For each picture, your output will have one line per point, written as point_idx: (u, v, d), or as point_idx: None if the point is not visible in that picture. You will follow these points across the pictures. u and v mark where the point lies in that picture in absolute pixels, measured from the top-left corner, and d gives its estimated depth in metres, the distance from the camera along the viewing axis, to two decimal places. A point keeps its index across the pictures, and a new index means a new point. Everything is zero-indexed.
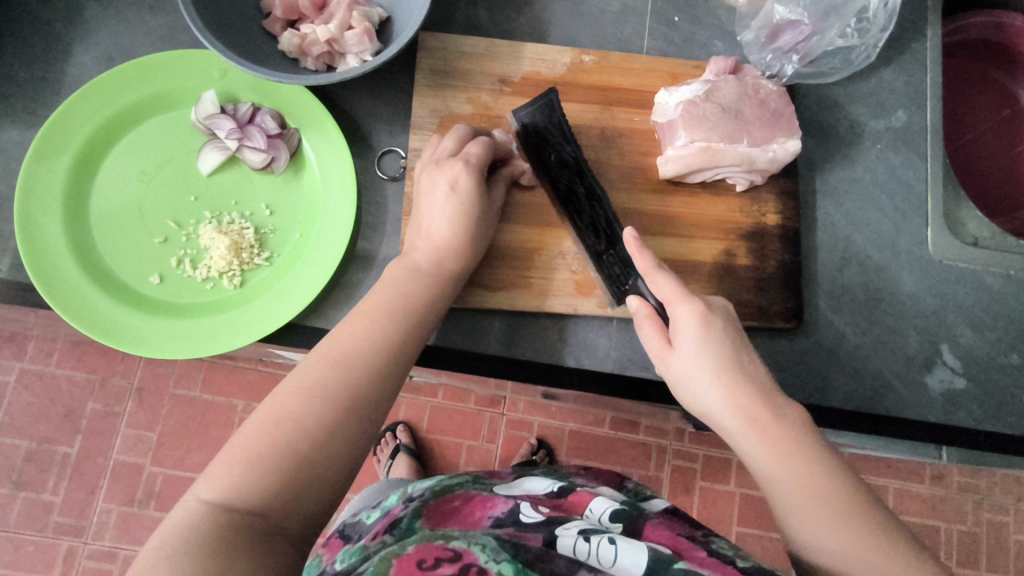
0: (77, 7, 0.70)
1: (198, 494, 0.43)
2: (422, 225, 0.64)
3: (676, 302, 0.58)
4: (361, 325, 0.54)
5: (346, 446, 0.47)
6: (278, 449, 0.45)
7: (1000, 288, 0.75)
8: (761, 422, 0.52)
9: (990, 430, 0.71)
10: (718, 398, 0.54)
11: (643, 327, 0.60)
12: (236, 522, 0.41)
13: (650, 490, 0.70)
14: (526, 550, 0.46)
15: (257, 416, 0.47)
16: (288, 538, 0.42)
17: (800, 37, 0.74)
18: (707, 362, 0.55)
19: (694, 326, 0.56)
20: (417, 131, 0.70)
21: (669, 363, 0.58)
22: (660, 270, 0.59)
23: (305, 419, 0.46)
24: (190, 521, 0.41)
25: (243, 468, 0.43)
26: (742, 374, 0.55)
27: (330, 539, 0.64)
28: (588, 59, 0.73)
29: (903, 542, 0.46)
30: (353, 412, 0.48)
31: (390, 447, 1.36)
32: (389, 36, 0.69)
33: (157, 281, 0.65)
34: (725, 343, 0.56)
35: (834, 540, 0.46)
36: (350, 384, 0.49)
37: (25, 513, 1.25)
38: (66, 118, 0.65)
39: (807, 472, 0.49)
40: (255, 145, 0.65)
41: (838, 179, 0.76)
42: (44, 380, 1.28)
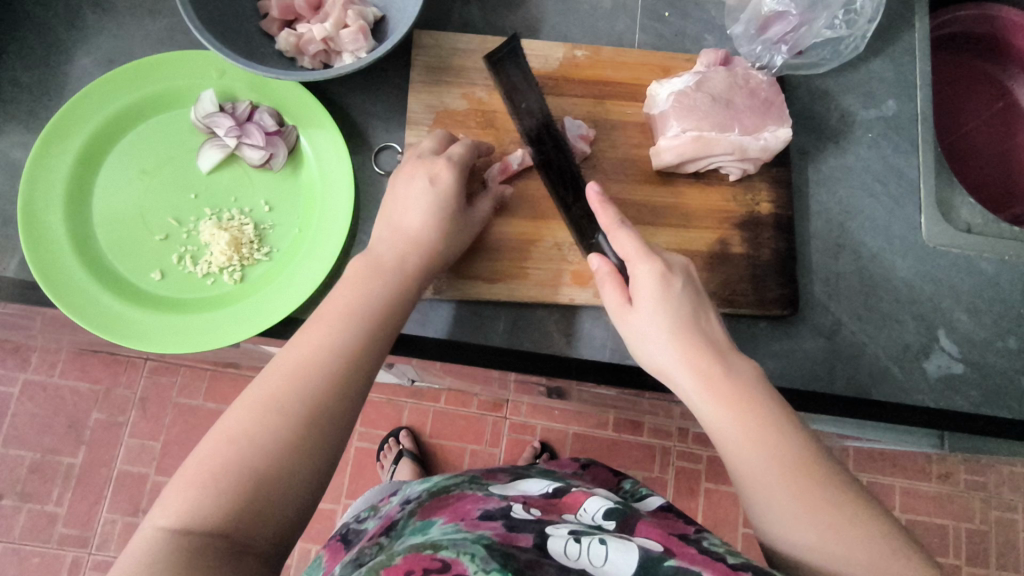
0: (79, 12, 0.72)
1: (156, 520, 0.43)
2: (393, 220, 0.62)
3: (637, 261, 0.58)
4: (317, 332, 0.53)
5: (314, 458, 0.47)
6: (238, 468, 0.45)
7: (995, 272, 0.76)
8: (718, 380, 0.53)
9: (989, 414, 0.71)
10: (674, 358, 0.55)
11: (604, 289, 0.60)
12: (198, 544, 0.41)
13: (646, 488, 0.70)
14: (516, 559, 0.46)
15: (210, 438, 0.47)
16: (255, 553, 0.43)
17: (789, 28, 0.74)
18: (666, 325, 0.56)
19: (654, 286, 0.57)
20: (413, 126, 0.71)
21: (629, 321, 0.58)
22: (624, 226, 0.59)
23: (261, 437, 0.47)
24: (150, 546, 0.41)
25: (198, 490, 0.44)
26: (700, 337, 0.55)
27: (330, 542, 0.65)
28: (580, 54, 0.74)
29: (852, 497, 0.47)
30: (314, 425, 0.49)
31: (392, 456, 1.32)
32: (383, 34, 0.70)
33: (158, 277, 0.66)
34: (684, 307, 0.56)
35: (781, 494, 0.48)
36: (312, 396, 0.49)
37: (29, 525, 1.25)
38: (70, 119, 0.66)
39: (757, 426, 0.50)
40: (254, 142, 0.66)
41: (830, 168, 0.77)
42: (47, 391, 1.29)
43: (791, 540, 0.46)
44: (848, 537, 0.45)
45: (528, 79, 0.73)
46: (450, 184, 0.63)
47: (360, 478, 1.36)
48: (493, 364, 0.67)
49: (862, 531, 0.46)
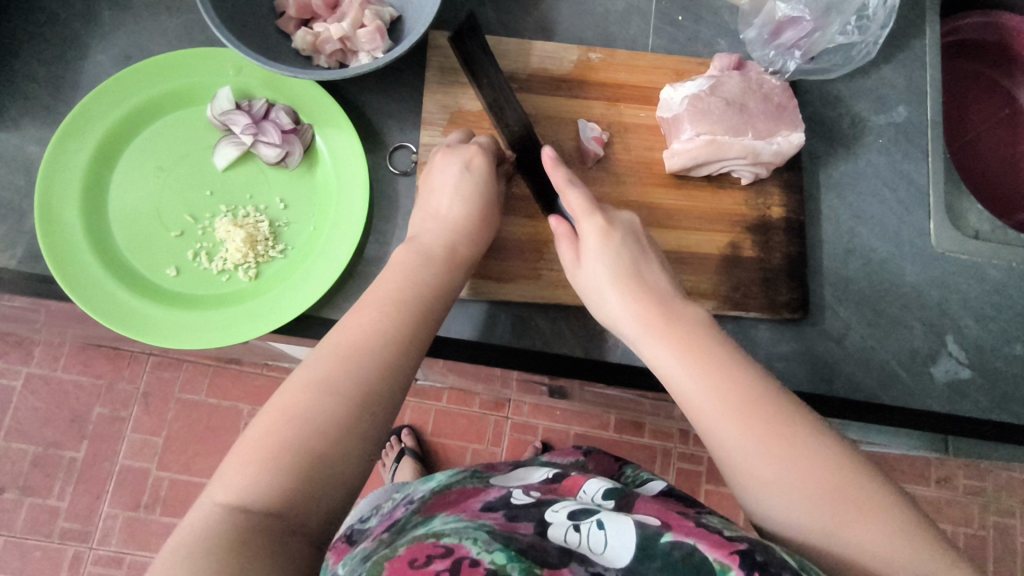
0: (96, 8, 0.72)
1: (213, 497, 0.43)
2: (432, 208, 0.64)
3: (581, 217, 0.60)
4: (366, 315, 0.53)
5: (361, 441, 0.47)
6: (290, 449, 0.45)
7: (1003, 278, 0.76)
8: (659, 322, 0.54)
9: (996, 419, 0.72)
10: (623, 305, 0.56)
11: (559, 248, 0.62)
12: (252, 523, 0.41)
13: (646, 473, 0.70)
14: (517, 540, 0.47)
15: (265, 415, 0.47)
16: (306, 535, 0.43)
17: (802, 34, 0.75)
18: (611, 275, 0.58)
19: (597, 239, 0.59)
20: (427, 126, 0.71)
21: (580, 278, 0.60)
22: (570, 184, 0.61)
23: (313, 419, 0.46)
24: (207, 523, 0.41)
25: (255, 468, 0.44)
26: (644, 284, 0.57)
27: (336, 545, 0.65)
28: (594, 57, 0.74)
29: (800, 425, 0.47)
30: (365, 409, 0.48)
31: (395, 451, 1.35)
32: (400, 35, 0.71)
33: (174, 273, 0.66)
34: (626, 257, 0.58)
35: (727, 430, 0.48)
36: (362, 378, 0.49)
37: (31, 518, 1.25)
38: (88, 115, 0.66)
39: (703, 360, 0.51)
40: (270, 140, 0.67)
41: (841, 173, 0.78)
42: (51, 385, 1.29)
43: (749, 466, 0.47)
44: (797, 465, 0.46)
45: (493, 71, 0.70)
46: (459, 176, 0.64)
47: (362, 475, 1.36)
48: (508, 364, 0.68)
49: (814, 456, 0.46)
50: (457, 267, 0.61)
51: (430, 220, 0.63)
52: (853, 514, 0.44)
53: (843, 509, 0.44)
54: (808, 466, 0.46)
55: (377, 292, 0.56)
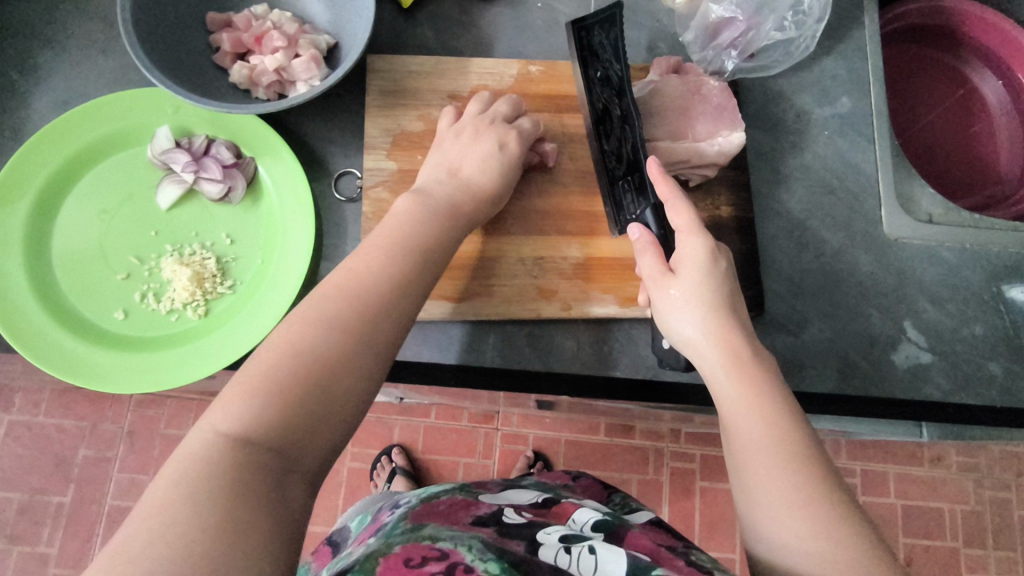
0: (31, 55, 0.72)
1: (213, 425, 0.42)
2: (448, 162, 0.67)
3: (687, 232, 0.58)
4: (372, 256, 0.56)
5: (358, 377, 0.48)
6: (292, 381, 0.46)
7: (957, 261, 0.77)
8: (745, 359, 0.53)
9: (959, 402, 0.72)
10: (705, 330, 0.55)
11: (641, 257, 0.60)
12: (255, 458, 0.41)
13: (636, 503, 0.71)
14: (512, 553, 0.47)
15: (269, 349, 0.47)
16: (303, 474, 0.43)
17: (738, 33, 0.76)
18: (702, 298, 0.56)
19: (700, 261, 0.57)
20: (370, 150, 0.71)
21: (660, 291, 0.58)
22: (683, 196, 0.59)
23: (313, 356, 0.47)
24: (207, 451, 0.41)
25: (258, 398, 0.44)
26: (735, 321, 0.55)
27: (320, 548, 0.67)
28: (535, 69, 0.75)
29: (848, 507, 0.47)
30: (366, 345, 0.50)
31: (386, 472, 1.31)
32: (337, 61, 0.71)
33: (121, 316, 0.66)
34: (725, 288, 0.57)
35: (779, 480, 0.47)
36: (366, 317, 0.51)
37: (21, 567, 1.23)
38: (26, 162, 0.66)
39: (773, 408, 0.50)
40: (211, 176, 0.66)
41: (789, 167, 0.78)
42: (33, 431, 1.28)
43: (778, 514, 0.47)
44: (834, 535, 0.45)
45: (614, 52, 0.67)
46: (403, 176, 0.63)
47: (354, 498, 1.35)
48: (472, 383, 0.68)
49: (860, 535, 0.45)
50: None
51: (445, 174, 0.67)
52: None
53: None
54: (848, 541, 0.45)
55: (377, 236, 0.58)
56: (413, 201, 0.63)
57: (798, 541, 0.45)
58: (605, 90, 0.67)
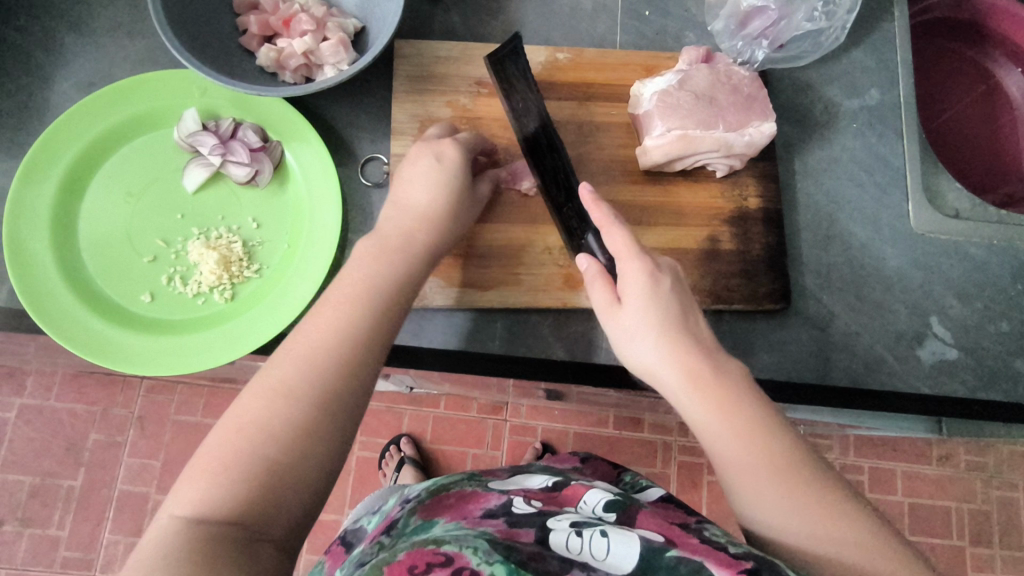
0: (56, 35, 0.71)
1: (171, 510, 0.42)
2: (403, 201, 0.62)
3: (626, 258, 0.57)
4: (323, 317, 0.52)
5: (322, 445, 0.46)
6: (249, 457, 0.44)
7: (984, 257, 0.76)
8: (703, 375, 0.51)
9: (984, 398, 0.72)
10: (662, 356, 0.53)
11: (593, 290, 0.59)
12: (214, 533, 0.41)
13: (646, 480, 0.69)
14: (518, 551, 0.45)
15: (222, 427, 0.46)
16: (271, 540, 0.42)
17: (769, 22, 0.75)
18: (653, 322, 0.54)
19: (643, 285, 0.56)
20: (397, 136, 0.71)
21: (615, 320, 0.57)
22: (617, 223, 0.58)
23: (278, 425, 0.46)
24: (164, 536, 0.40)
25: (209, 480, 0.43)
26: (689, 336, 0.54)
27: (332, 547, 0.63)
28: (562, 57, 0.74)
29: (836, 494, 0.47)
30: (326, 413, 0.48)
31: (394, 461, 1.33)
32: (365, 46, 0.70)
33: (148, 299, 0.66)
34: (673, 305, 0.56)
35: (765, 494, 0.46)
36: (322, 381, 0.48)
37: (32, 549, 1.24)
38: (55, 140, 0.66)
39: (741, 420, 0.49)
40: (239, 159, 0.66)
41: (816, 160, 0.77)
42: (45, 414, 1.28)
43: (779, 532, 0.45)
44: (832, 531, 0.45)
45: (527, 79, 0.70)
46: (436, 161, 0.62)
47: (362, 486, 1.36)
48: (489, 372, 0.67)
49: (854, 520, 0.45)
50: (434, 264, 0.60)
51: (391, 208, 0.62)
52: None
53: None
54: (844, 534, 0.44)
55: (349, 281, 0.55)
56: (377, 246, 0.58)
57: (802, 555, 0.44)
58: (529, 118, 0.69)
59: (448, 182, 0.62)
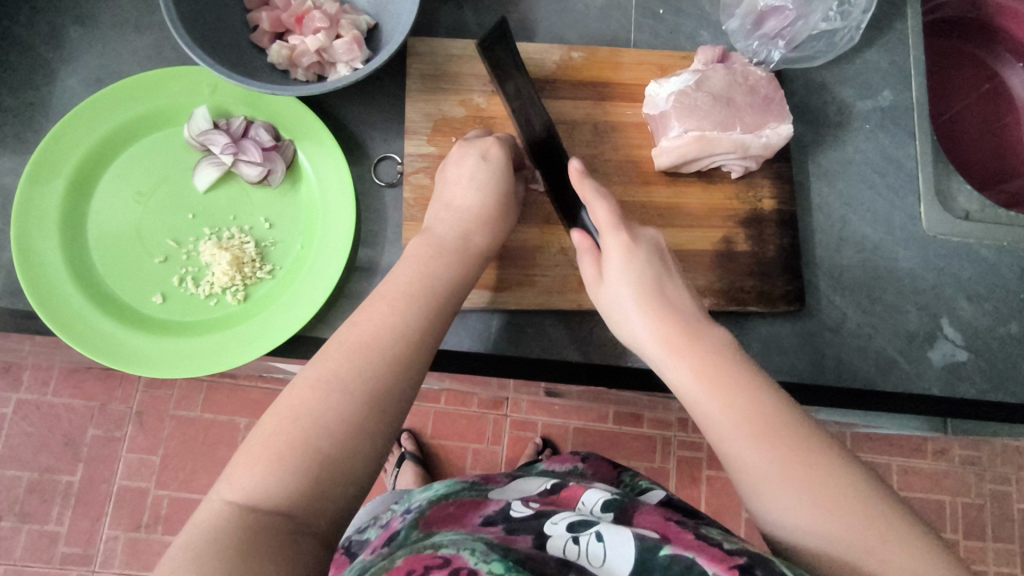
0: (61, 30, 0.70)
1: (222, 494, 0.42)
2: (448, 200, 0.63)
3: (606, 230, 0.59)
4: (379, 311, 0.52)
5: (369, 441, 0.46)
6: (298, 449, 0.43)
7: (995, 258, 0.76)
8: (682, 339, 0.52)
9: (993, 400, 0.72)
10: (644, 323, 0.54)
11: (581, 261, 0.62)
12: (261, 523, 0.40)
13: (647, 483, 0.69)
14: (515, 551, 0.45)
15: (277, 409, 0.46)
16: (314, 534, 0.41)
17: (785, 22, 0.75)
18: (631, 289, 0.56)
19: (621, 253, 0.58)
20: (410, 136, 0.70)
21: (602, 293, 0.59)
22: (598, 195, 0.60)
23: (327, 417, 0.45)
24: (216, 521, 0.40)
25: (262, 466, 0.42)
26: (668, 303, 0.55)
27: (338, 556, 0.63)
28: (576, 55, 0.73)
29: (825, 449, 0.44)
30: (374, 408, 0.47)
31: (395, 455, 1.34)
32: (378, 43, 0.69)
33: (160, 300, 0.65)
34: (650, 271, 0.57)
35: (746, 448, 0.45)
36: (369, 378, 0.48)
37: (31, 545, 1.23)
38: (62, 140, 0.64)
39: (721, 379, 0.48)
40: (251, 158, 0.65)
41: (830, 161, 0.77)
42: (42, 410, 1.27)
43: (764, 486, 0.44)
44: (820, 487, 0.42)
45: (529, 100, 0.69)
46: (482, 159, 0.64)
47: None
48: (502, 373, 0.67)
49: (842, 474, 0.43)
50: None
51: (443, 211, 0.63)
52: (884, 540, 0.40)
53: (874, 533, 0.40)
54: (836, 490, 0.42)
55: (398, 281, 0.55)
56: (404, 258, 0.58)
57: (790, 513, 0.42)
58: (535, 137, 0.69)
59: (493, 174, 0.63)
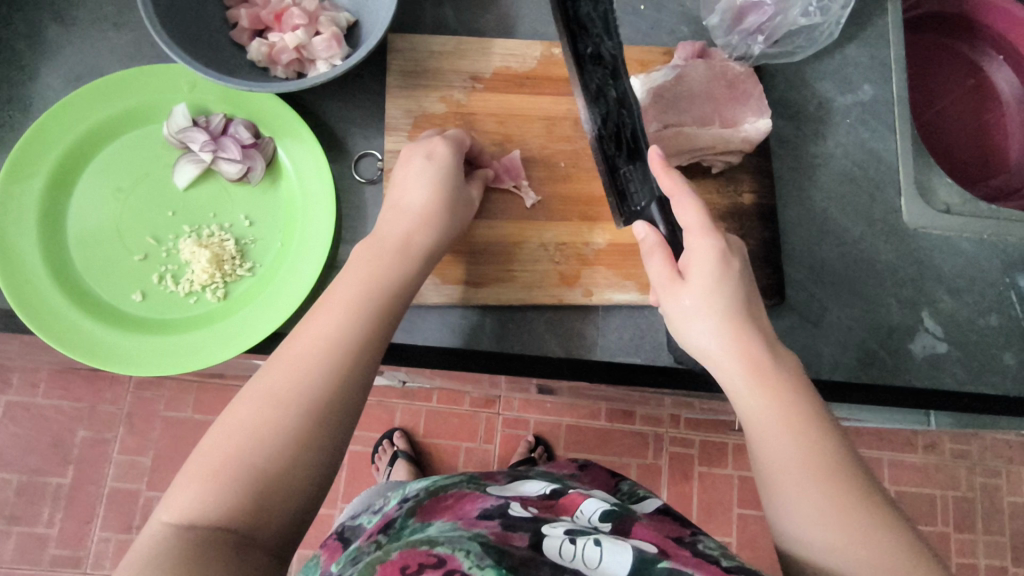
0: (40, 28, 0.69)
1: (160, 515, 0.42)
2: (395, 200, 0.62)
3: (694, 235, 0.55)
4: (316, 323, 0.52)
5: (311, 450, 0.46)
6: (237, 464, 0.44)
7: (974, 251, 0.77)
8: (766, 368, 0.51)
9: (973, 391, 0.73)
10: (719, 342, 0.53)
11: (649, 262, 0.58)
12: (201, 538, 0.40)
13: (644, 490, 0.68)
14: (510, 556, 0.44)
15: (214, 430, 0.46)
16: (259, 546, 0.42)
17: (764, 18, 0.75)
18: (715, 307, 0.53)
19: (710, 267, 0.54)
20: (392, 132, 0.70)
21: (672, 302, 0.56)
22: (688, 193, 0.55)
23: (267, 430, 0.45)
24: (154, 541, 0.40)
25: (200, 485, 0.43)
26: (753, 326, 0.53)
27: (327, 542, 0.62)
28: (558, 51, 0.74)
29: (883, 512, 0.45)
30: (317, 416, 0.47)
31: (388, 455, 1.33)
32: (357, 40, 0.69)
33: (139, 298, 0.65)
34: (739, 294, 0.54)
35: (807, 486, 0.46)
36: (310, 387, 0.48)
37: (21, 548, 1.23)
38: (40, 138, 0.64)
39: (795, 415, 0.49)
40: (230, 156, 0.65)
41: (810, 155, 0.78)
42: (31, 412, 1.27)
43: (817, 530, 0.44)
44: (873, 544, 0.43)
45: (604, 24, 0.62)
46: (427, 159, 0.63)
47: (355, 480, 1.36)
48: (490, 368, 0.67)
49: (894, 538, 0.44)
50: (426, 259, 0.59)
51: (389, 212, 0.62)
52: None
53: None
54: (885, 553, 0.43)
55: (342, 288, 0.55)
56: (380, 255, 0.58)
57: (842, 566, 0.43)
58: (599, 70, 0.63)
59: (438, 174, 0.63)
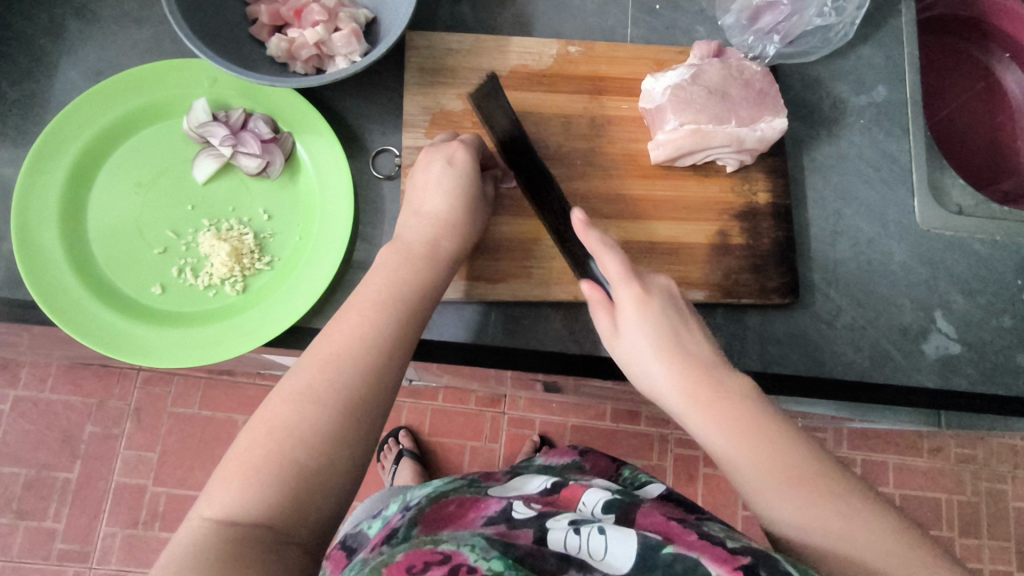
0: (61, 23, 0.70)
1: (202, 512, 0.43)
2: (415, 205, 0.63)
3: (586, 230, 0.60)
4: (351, 320, 0.52)
5: (345, 448, 0.46)
6: (276, 461, 0.44)
7: (988, 252, 0.77)
8: (665, 334, 0.55)
9: (986, 392, 0.73)
10: (629, 320, 0.56)
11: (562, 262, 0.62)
12: (242, 536, 0.41)
13: (645, 475, 0.69)
14: (515, 547, 0.46)
15: (250, 428, 0.46)
16: (297, 544, 0.43)
17: (780, 17, 0.76)
18: (618, 286, 0.57)
19: (603, 252, 0.59)
20: (409, 128, 0.71)
21: (584, 292, 0.60)
22: None
23: (302, 428, 0.46)
24: (194, 536, 0.41)
25: (240, 482, 0.43)
26: (651, 297, 0.57)
27: (334, 551, 0.61)
28: (574, 50, 0.74)
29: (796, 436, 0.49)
30: (350, 414, 0.48)
31: (394, 453, 1.34)
32: (376, 37, 0.70)
33: (159, 291, 0.65)
34: (633, 271, 0.58)
35: (731, 438, 0.49)
36: (344, 385, 0.48)
37: (28, 542, 1.23)
38: (65, 129, 0.65)
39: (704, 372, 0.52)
40: (249, 150, 0.66)
41: (824, 156, 0.78)
42: (40, 407, 1.27)
43: (754, 473, 0.47)
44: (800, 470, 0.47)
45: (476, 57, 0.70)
46: (449, 165, 0.63)
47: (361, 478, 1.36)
48: (500, 364, 0.67)
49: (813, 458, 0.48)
50: (444, 254, 0.60)
51: (414, 217, 0.62)
52: (862, 519, 0.45)
53: (850, 513, 0.45)
54: (811, 473, 0.47)
55: (370, 288, 0.55)
56: (399, 248, 0.59)
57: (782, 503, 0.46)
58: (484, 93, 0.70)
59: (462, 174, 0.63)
